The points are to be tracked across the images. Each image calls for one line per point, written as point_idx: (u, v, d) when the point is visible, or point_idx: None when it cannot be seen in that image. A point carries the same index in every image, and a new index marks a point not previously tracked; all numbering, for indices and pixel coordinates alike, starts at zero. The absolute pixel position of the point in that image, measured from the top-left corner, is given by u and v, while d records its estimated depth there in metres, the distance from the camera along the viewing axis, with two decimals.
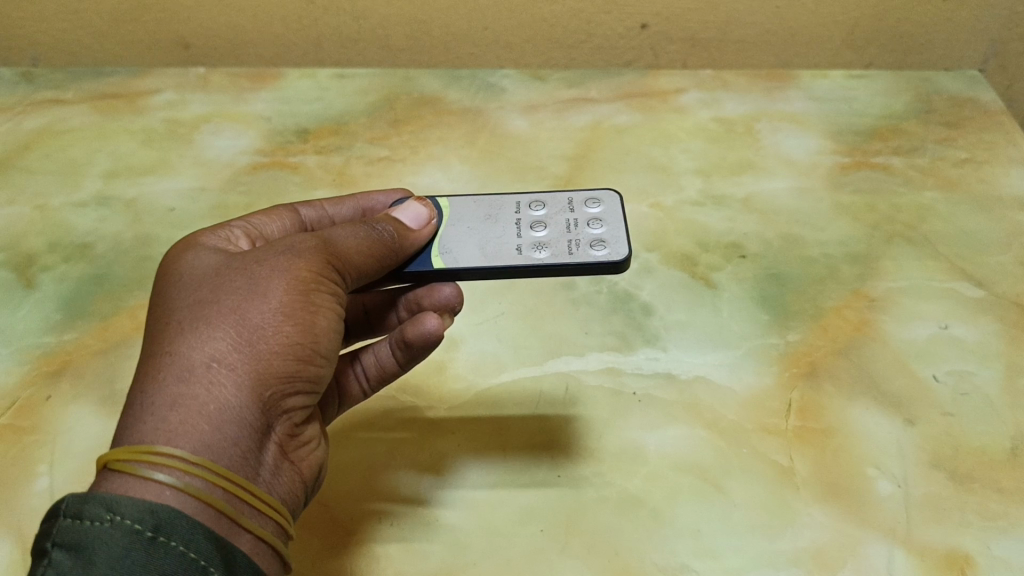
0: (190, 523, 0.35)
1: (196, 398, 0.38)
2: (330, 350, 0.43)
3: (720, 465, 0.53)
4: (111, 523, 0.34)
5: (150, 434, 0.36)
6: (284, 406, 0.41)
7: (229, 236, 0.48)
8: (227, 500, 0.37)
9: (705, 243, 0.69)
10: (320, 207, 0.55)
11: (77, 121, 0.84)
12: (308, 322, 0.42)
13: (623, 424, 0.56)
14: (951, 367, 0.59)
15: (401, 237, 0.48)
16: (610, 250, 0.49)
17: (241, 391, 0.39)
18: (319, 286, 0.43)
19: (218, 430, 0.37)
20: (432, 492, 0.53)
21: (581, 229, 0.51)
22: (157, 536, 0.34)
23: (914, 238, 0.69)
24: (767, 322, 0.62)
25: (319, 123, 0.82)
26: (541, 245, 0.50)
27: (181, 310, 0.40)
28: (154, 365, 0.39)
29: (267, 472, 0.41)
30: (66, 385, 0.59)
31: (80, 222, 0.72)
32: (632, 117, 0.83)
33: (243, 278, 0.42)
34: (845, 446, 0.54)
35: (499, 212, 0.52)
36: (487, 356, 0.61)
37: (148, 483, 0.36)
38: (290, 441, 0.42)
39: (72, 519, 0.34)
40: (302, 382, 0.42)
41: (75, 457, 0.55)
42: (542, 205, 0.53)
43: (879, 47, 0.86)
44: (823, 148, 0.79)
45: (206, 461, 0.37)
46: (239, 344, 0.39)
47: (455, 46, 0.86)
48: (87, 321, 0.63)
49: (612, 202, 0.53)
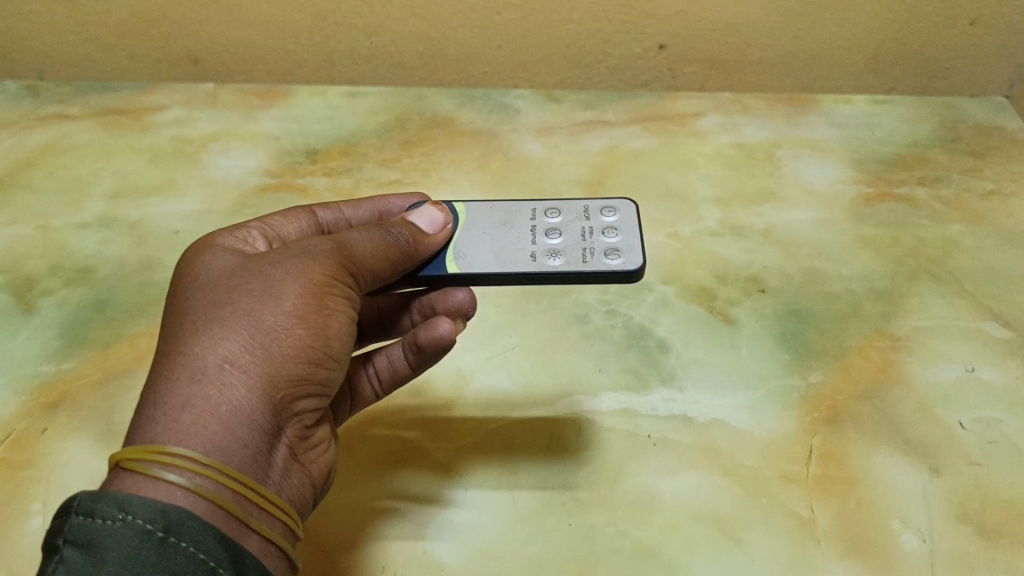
0: (200, 523, 0.35)
1: (209, 398, 0.37)
2: (342, 354, 0.43)
3: (738, 516, 0.51)
4: (122, 522, 0.34)
5: (161, 434, 0.36)
6: (295, 409, 0.41)
7: (246, 236, 0.47)
8: (236, 501, 0.37)
9: (723, 276, 0.67)
10: (338, 209, 0.54)
11: (83, 138, 0.82)
12: (320, 325, 0.41)
13: (638, 469, 0.54)
14: (978, 413, 0.57)
15: (417, 242, 0.48)
16: (625, 258, 0.48)
17: (253, 393, 0.38)
18: (334, 290, 0.42)
19: (229, 432, 0.37)
20: (442, 491, 0.53)
21: (596, 238, 0.50)
22: (167, 536, 0.34)
23: (939, 274, 0.67)
24: (787, 362, 0.60)
25: (329, 144, 0.81)
26: (555, 252, 0.49)
27: (195, 310, 0.40)
28: (167, 364, 0.38)
29: (277, 474, 0.40)
30: (63, 418, 0.57)
31: (83, 244, 0.71)
32: (649, 141, 0.81)
33: (258, 279, 0.41)
34: (868, 498, 0.52)
35: (515, 219, 0.52)
36: (496, 393, 0.59)
37: (159, 483, 0.35)
38: (300, 443, 0.42)
39: (84, 516, 0.34)
40: (312, 386, 0.41)
41: (70, 494, 0.53)
42: (558, 212, 0.52)
43: (902, 71, 0.84)
44: (845, 177, 0.77)
45: (216, 463, 0.36)
46: (252, 346, 0.39)
47: (468, 65, 0.84)
48: (87, 350, 0.62)
49: (628, 211, 0.51)
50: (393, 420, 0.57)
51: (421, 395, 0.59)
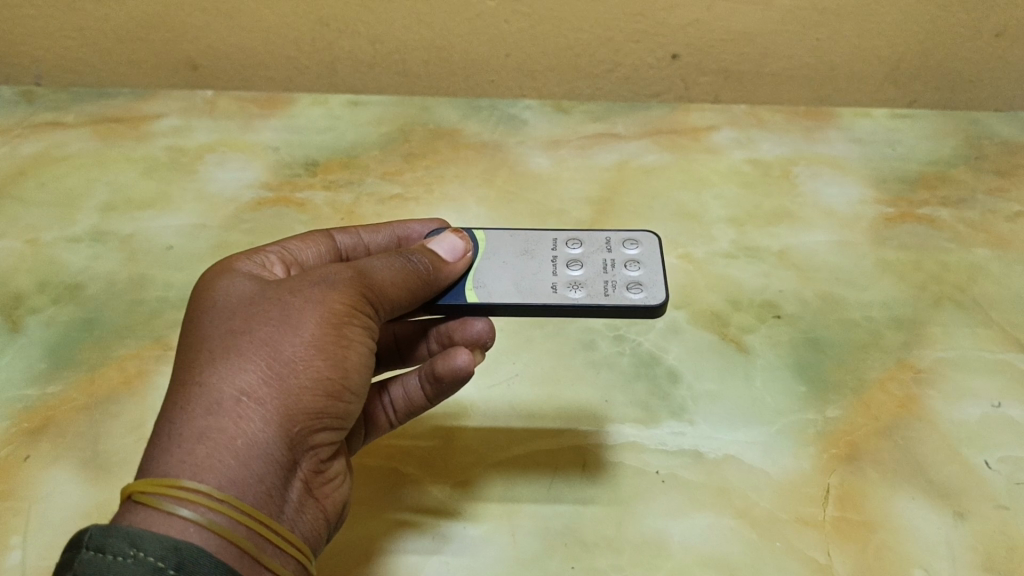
0: (213, 562, 0.32)
1: (224, 431, 0.35)
2: (360, 386, 0.40)
3: (751, 562, 0.48)
4: (133, 559, 0.31)
5: (174, 467, 0.34)
6: (311, 442, 0.38)
7: (264, 260, 0.45)
8: (251, 538, 0.34)
9: (737, 301, 0.64)
10: (357, 233, 0.51)
11: (77, 147, 0.80)
12: (339, 357, 0.39)
13: (645, 510, 0.51)
14: (1005, 453, 0.54)
15: (437, 269, 0.45)
16: (648, 293, 0.46)
17: (269, 427, 0.36)
18: (353, 319, 0.40)
19: (244, 466, 0.35)
20: (459, 505, 0.52)
21: (618, 270, 0.47)
22: (178, 575, 0.31)
23: (963, 302, 0.64)
24: (804, 395, 0.57)
25: (330, 156, 0.78)
26: (576, 284, 0.47)
27: (212, 338, 0.38)
28: (180, 395, 0.36)
29: (292, 509, 0.38)
30: (46, 445, 0.55)
31: (73, 259, 0.68)
32: (661, 156, 0.78)
33: (276, 307, 0.39)
34: (888, 544, 0.49)
35: (536, 248, 0.49)
36: (498, 424, 0.56)
37: (172, 518, 0.33)
38: (315, 478, 0.39)
39: (94, 552, 0.32)
40: (329, 419, 0.39)
41: (50, 528, 0.51)
42: (579, 243, 0.49)
43: (924, 85, 0.81)
44: (864, 197, 0.74)
45: (231, 498, 0.34)
46: (269, 377, 0.37)
47: (475, 74, 0.82)
48: (73, 372, 0.59)
49: (650, 245, 0.49)
50: (389, 451, 0.54)
51: (418, 427, 0.56)
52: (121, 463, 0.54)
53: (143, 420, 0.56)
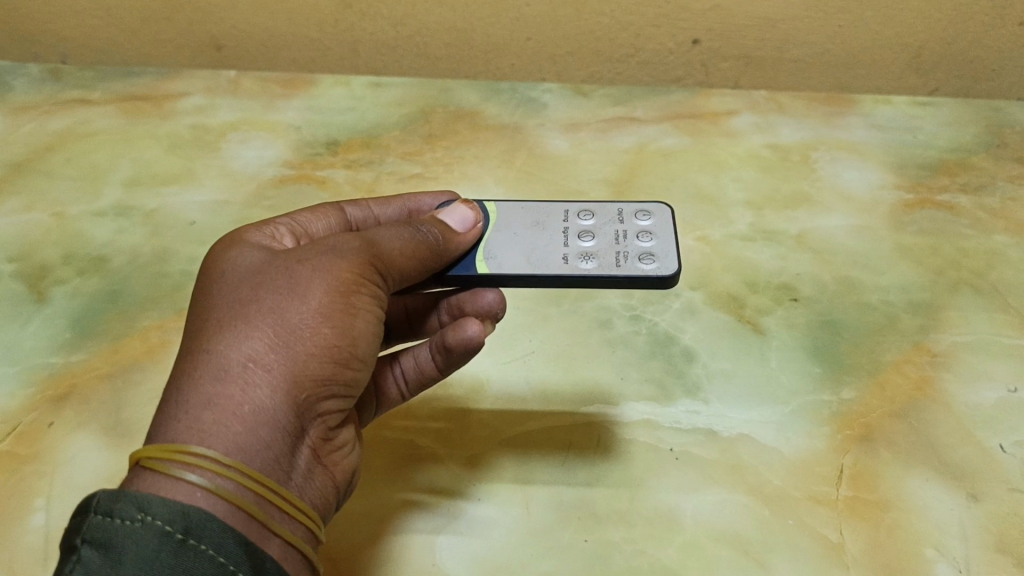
0: (220, 526, 0.33)
1: (231, 397, 0.35)
2: (369, 353, 0.41)
3: (763, 538, 0.49)
4: (141, 523, 0.32)
5: (182, 432, 0.34)
6: (319, 409, 0.39)
7: (274, 233, 0.45)
8: (258, 503, 0.35)
9: (753, 283, 0.64)
10: (366, 207, 0.52)
11: (103, 123, 0.81)
12: (346, 325, 0.39)
13: (658, 485, 0.52)
14: (1021, 436, 0.54)
15: (447, 241, 0.45)
16: (660, 263, 0.46)
17: (276, 393, 0.36)
18: (361, 288, 0.40)
19: (251, 432, 0.35)
20: (473, 477, 0.52)
21: (630, 241, 0.48)
22: (187, 538, 0.32)
23: (981, 287, 0.64)
24: (818, 376, 0.57)
25: (351, 136, 0.79)
26: (588, 254, 0.47)
27: (220, 307, 0.38)
28: (189, 362, 0.37)
29: (300, 476, 0.38)
30: (70, 412, 0.56)
31: (97, 233, 0.69)
32: (680, 139, 0.78)
33: (284, 276, 0.39)
34: (900, 523, 0.50)
35: (547, 220, 0.50)
36: (513, 399, 0.57)
37: (180, 483, 0.33)
38: (323, 444, 0.40)
39: (102, 516, 0.32)
40: (338, 386, 0.39)
41: (73, 491, 0.52)
42: (590, 215, 0.50)
43: (945, 72, 0.81)
44: (884, 182, 0.74)
45: (238, 463, 0.34)
46: (278, 344, 0.37)
47: (496, 57, 0.82)
48: (97, 342, 0.60)
49: (663, 216, 0.49)
50: (406, 424, 0.55)
51: (436, 401, 0.57)
52: (142, 430, 0.55)
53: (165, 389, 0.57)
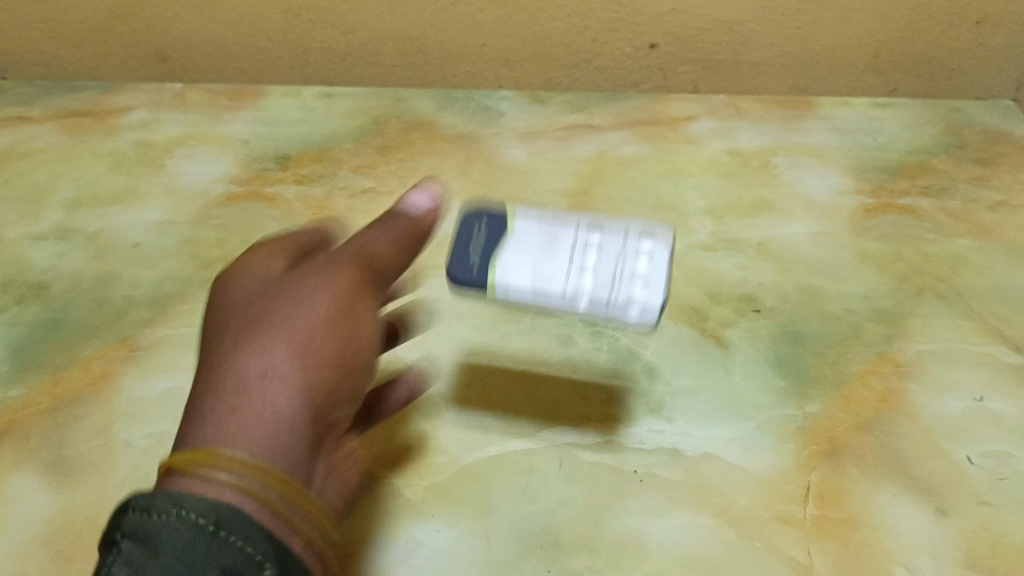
0: (247, 521, 0.37)
1: (255, 405, 0.41)
2: (371, 361, 0.46)
3: (731, 562, 0.48)
4: (176, 518, 0.36)
5: (213, 439, 0.39)
6: (334, 416, 0.44)
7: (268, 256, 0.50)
8: (281, 503, 0.39)
9: (716, 295, 0.63)
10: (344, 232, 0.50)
11: (44, 141, 0.78)
12: (347, 334, 0.44)
13: (622, 509, 0.50)
14: (988, 447, 0.53)
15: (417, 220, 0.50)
16: (650, 302, 0.40)
17: (295, 398, 0.41)
18: (358, 298, 0.45)
19: (276, 435, 0.40)
20: (432, 506, 0.51)
21: (627, 270, 0.41)
22: (219, 529, 0.36)
23: (944, 293, 0.63)
24: (783, 390, 0.56)
25: (302, 149, 0.76)
26: (577, 287, 0.41)
27: (238, 324, 0.44)
28: (216, 377, 0.42)
29: (320, 476, 0.43)
30: (8, 451, 0.53)
31: (38, 257, 0.66)
32: (639, 147, 0.77)
33: (292, 287, 0.45)
34: (870, 542, 0.49)
35: (547, 241, 0.42)
36: (472, 424, 0.55)
37: (209, 482, 0.38)
38: (337, 447, 0.45)
39: (143, 514, 0.37)
40: (346, 391, 0.44)
41: (12, 536, 0.49)
42: (593, 235, 0.43)
43: (905, 72, 0.80)
44: (845, 187, 0.73)
45: (263, 465, 0.39)
46: (292, 354, 0.42)
47: (450, 64, 0.80)
48: (37, 375, 0.58)
49: (667, 237, 0.42)
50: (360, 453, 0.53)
51: (393, 427, 0.55)
52: (85, 467, 0.52)
53: (110, 422, 0.55)
